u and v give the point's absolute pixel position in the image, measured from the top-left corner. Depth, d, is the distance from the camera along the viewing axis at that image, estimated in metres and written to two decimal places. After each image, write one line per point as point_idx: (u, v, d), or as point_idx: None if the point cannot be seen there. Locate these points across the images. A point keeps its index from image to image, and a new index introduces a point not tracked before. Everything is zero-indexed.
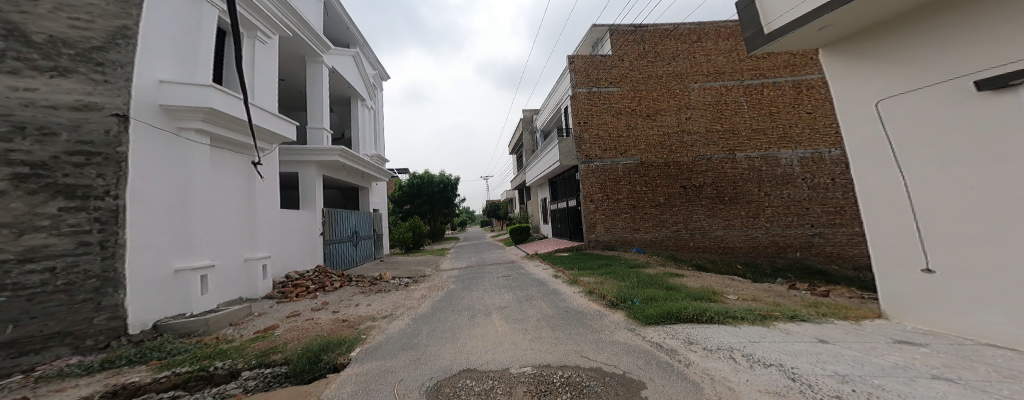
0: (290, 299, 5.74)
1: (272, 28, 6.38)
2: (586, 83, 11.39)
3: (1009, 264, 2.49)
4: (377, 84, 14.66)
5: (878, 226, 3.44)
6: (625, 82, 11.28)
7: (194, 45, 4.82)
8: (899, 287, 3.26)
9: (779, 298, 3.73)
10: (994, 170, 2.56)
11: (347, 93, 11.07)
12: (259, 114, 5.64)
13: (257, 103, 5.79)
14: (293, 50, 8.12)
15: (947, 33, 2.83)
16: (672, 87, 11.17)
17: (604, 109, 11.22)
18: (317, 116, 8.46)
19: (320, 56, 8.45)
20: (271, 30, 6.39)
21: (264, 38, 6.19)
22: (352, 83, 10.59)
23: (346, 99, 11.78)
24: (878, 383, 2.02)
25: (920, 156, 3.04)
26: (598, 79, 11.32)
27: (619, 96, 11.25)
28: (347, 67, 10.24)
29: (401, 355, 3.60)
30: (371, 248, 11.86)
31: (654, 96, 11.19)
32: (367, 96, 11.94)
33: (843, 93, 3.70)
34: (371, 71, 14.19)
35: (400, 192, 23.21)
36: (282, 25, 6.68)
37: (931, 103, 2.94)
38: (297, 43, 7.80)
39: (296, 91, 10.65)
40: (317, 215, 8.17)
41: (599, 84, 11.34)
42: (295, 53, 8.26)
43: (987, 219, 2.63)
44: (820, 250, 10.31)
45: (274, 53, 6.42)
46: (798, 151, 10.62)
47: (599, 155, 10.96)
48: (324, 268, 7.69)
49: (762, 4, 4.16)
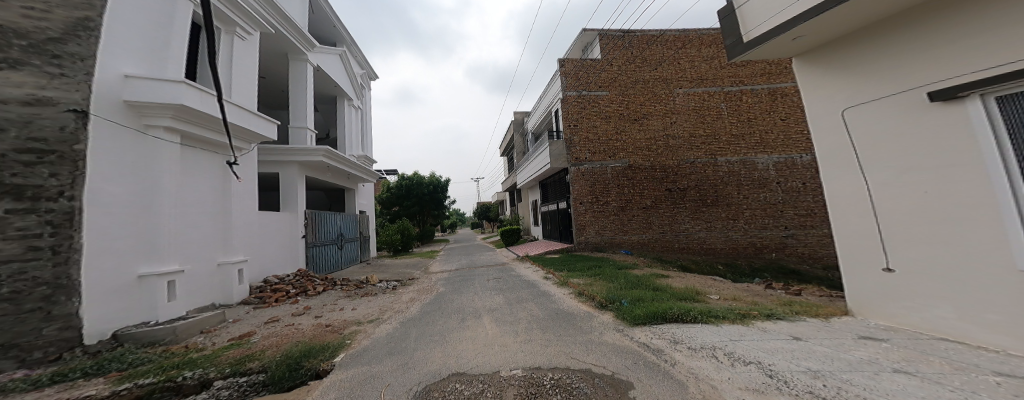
0: (268, 305, 5.49)
1: (253, 24, 6.06)
2: (575, 86, 11.55)
3: (961, 262, 2.75)
4: (364, 83, 14.29)
5: (844, 229, 3.71)
6: (614, 86, 11.54)
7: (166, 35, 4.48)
8: (862, 286, 3.52)
9: (757, 297, 3.94)
10: (947, 176, 2.83)
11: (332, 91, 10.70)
12: (236, 112, 5.35)
13: (233, 99, 5.47)
14: (275, 47, 7.76)
15: (902, 48, 3.11)
16: (659, 92, 11.49)
17: (594, 112, 11.43)
18: (301, 116, 8.09)
19: (305, 54, 8.11)
20: (252, 26, 6.07)
21: (245, 35, 5.88)
22: (339, 81, 10.27)
23: (332, 98, 11.41)
24: (846, 378, 2.19)
25: (880, 162, 3.32)
26: (588, 83, 11.52)
27: (607, 100, 11.49)
28: (333, 64, 9.89)
29: (389, 360, 3.53)
30: (358, 250, 11.54)
31: (642, 101, 11.48)
32: (355, 96, 11.64)
33: (813, 102, 3.97)
34: (358, 71, 13.85)
35: (389, 194, 22.78)
36: (265, 22, 6.36)
37: (893, 113, 3.19)
38: (279, 40, 7.44)
39: (278, 88, 10.20)
40: (299, 217, 7.83)
41: (589, 88, 11.53)
42: (278, 50, 7.90)
43: (938, 222, 2.89)
44: (793, 251, 10.96)
45: (255, 50, 6.12)
46: (773, 157, 11.20)
47: (588, 158, 11.15)
48: (305, 271, 7.42)
49: (743, 16, 4.40)
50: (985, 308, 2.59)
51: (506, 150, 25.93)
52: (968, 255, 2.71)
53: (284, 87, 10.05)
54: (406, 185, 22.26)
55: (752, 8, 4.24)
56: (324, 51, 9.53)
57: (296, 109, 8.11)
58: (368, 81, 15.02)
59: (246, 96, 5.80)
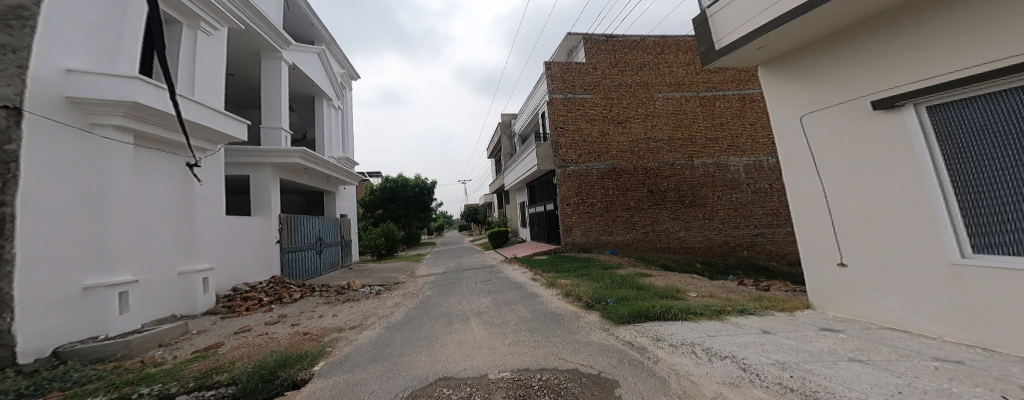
0: (239, 314, 5.14)
1: (221, 19, 5.60)
2: (561, 89, 11.66)
3: (900, 257, 3.11)
4: (345, 83, 13.68)
5: (806, 228, 4.03)
6: (597, 89, 11.75)
7: (117, 30, 4.11)
8: (821, 281, 3.87)
9: (730, 293, 4.22)
10: (890, 178, 3.15)
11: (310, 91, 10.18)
12: (199, 110, 4.94)
13: (196, 96, 5.06)
14: (245, 43, 7.27)
15: (851, 59, 3.43)
16: (640, 95, 11.84)
17: (579, 115, 11.59)
18: (275, 115, 7.64)
19: (279, 51, 7.66)
20: (220, 21, 5.61)
21: (210, 29, 5.41)
22: (317, 81, 9.73)
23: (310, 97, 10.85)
24: (809, 368, 2.47)
25: (835, 166, 3.65)
26: (573, 85, 11.67)
27: (591, 103, 11.70)
28: (310, 63, 9.36)
29: (371, 367, 3.44)
30: (338, 255, 11.10)
31: (624, 104, 11.78)
32: (335, 96, 11.14)
33: (778, 108, 4.30)
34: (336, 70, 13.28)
35: (373, 196, 22.11)
36: (233, 17, 5.90)
37: (844, 120, 3.52)
38: (249, 35, 6.97)
39: (249, 87, 9.56)
40: (274, 222, 7.38)
41: (574, 90, 11.67)
42: (248, 47, 7.41)
43: (884, 220, 3.23)
44: (760, 248, 11.75)
45: (221, 46, 5.67)
46: (743, 159, 11.88)
47: (574, 160, 11.33)
48: (280, 278, 7.03)
49: (715, 24, 4.61)
50: (922, 298, 2.93)
51: (492, 151, 25.84)
52: (907, 251, 3.06)
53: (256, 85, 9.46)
54: (390, 187, 21.68)
55: (724, 17, 4.46)
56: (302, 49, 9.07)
57: (268, 108, 7.64)
58: (349, 80, 14.39)
59: (212, 95, 5.37)
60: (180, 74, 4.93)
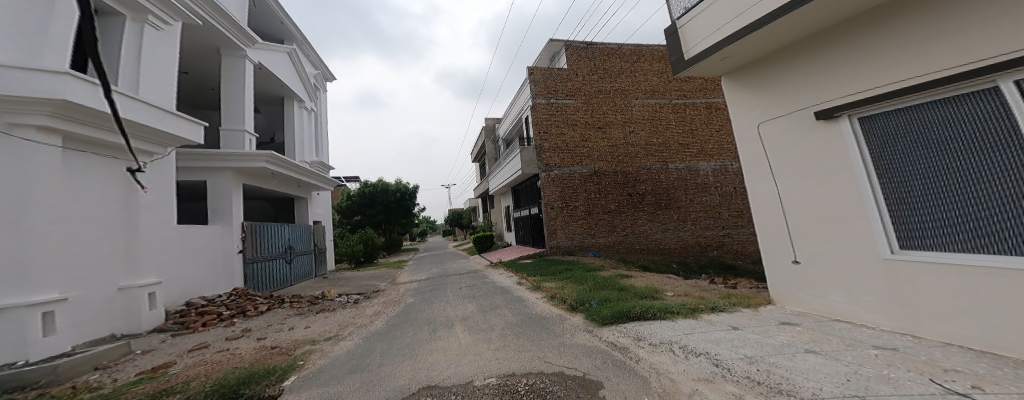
0: (193, 330, 4.67)
1: (174, 14, 5.60)
2: (544, 94, 11.91)
3: (840, 253, 3.53)
4: (317, 84, 14.14)
5: (765, 230, 4.43)
6: (579, 95, 12.06)
7: (46, 24, 3.91)
8: (780, 278, 4.26)
9: (703, 292, 4.52)
10: (831, 181, 3.56)
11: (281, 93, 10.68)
12: (143, 110, 4.64)
13: (143, 95, 4.90)
14: (205, 40, 7.35)
15: (799, 72, 3.82)
16: (618, 101, 12.24)
17: (562, 119, 11.83)
18: (239, 116, 7.71)
19: (243, 50, 7.83)
20: (173, 16, 5.60)
21: (159, 24, 5.35)
22: (287, 82, 10.16)
23: (279, 98, 11.26)
24: (773, 361, 2.74)
25: (786, 170, 4.04)
26: (556, 91, 11.95)
27: (574, 108, 11.97)
28: (276, 62, 9.61)
29: (349, 379, 3.30)
30: (309, 264, 10.47)
31: (604, 110, 12.12)
32: (307, 99, 11.64)
33: (738, 116, 4.67)
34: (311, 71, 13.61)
35: (351, 202, 21.85)
36: (188, 12, 5.91)
37: (794, 129, 3.91)
38: (210, 32, 7.05)
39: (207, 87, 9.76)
40: (235, 230, 6.91)
41: (557, 96, 11.96)
42: (209, 44, 7.50)
43: (825, 220, 3.64)
44: (729, 248, 12.32)
45: (174, 42, 5.63)
46: (711, 163, 12.50)
47: (558, 164, 11.52)
48: (243, 290, 6.51)
49: (684, 33, 4.85)
50: (862, 291, 3.33)
51: (476, 156, 25.68)
52: (845, 247, 3.48)
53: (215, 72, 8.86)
54: (369, 193, 21.31)
55: (692, 28, 4.71)
56: (269, 48, 9.35)
57: (230, 108, 7.67)
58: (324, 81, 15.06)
59: (161, 93, 5.21)
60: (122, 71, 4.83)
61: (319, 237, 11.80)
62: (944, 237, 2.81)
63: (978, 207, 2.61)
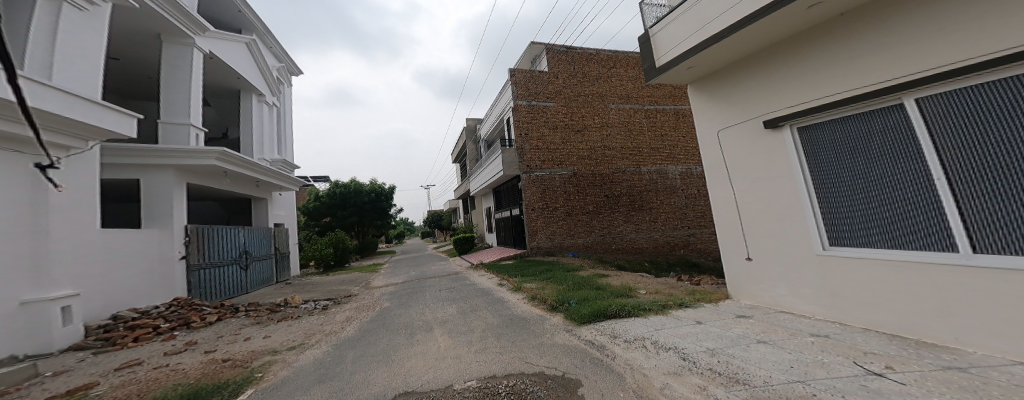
0: (122, 346, 4.07)
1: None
2: (525, 96, 12.01)
3: (781, 250, 3.99)
4: (281, 78, 13.14)
5: (722, 230, 4.85)
6: (559, 98, 12.28)
7: None
8: (734, 274, 4.71)
9: (672, 289, 4.86)
10: (776, 185, 3.98)
11: (238, 86, 9.78)
12: (60, 99, 4.07)
13: (61, 84, 4.29)
14: (144, 26, 6.57)
15: (751, 84, 4.20)
16: (596, 105, 12.57)
17: (542, 122, 11.98)
18: (183, 110, 6.89)
19: (191, 38, 7.08)
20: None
21: (83, 4, 4.66)
22: (245, 75, 9.33)
23: (235, 92, 10.31)
24: (730, 352, 3.04)
25: (739, 174, 4.44)
26: (536, 93, 12.07)
27: (554, 110, 12.18)
28: (231, 52, 8.71)
29: (317, 389, 3.10)
30: (269, 270, 9.62)
31: (582, 113, 12.41)
32: (268, 92, 10.78)
33: (699, 124, 5.00)
34: (273, 63, 12.65)
35: (321, 203, 20.52)
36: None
37: (745, 137, 4.31)
38: (149, 16, 6.32)
39: (143, 74, 8.74)
40: (177, 232, 6.15)
41: (538, 98, 12.08)
42: (148, 30, 6.71)
43: (769, 220, 4.10)
44: (694, 247, 12.95)
45: (103, 26, 4.91)
46: (679, 167, 13.10)
47: (539, 166, 11.67)
48: (186, 300, 5.83)
49: (654, 42, 5.06)
50: (800, 283, 3.79)
51: (456, 157, 25.04)
52: (785, 244, 3.94)
53: (155, 57, 7.84)
54: (341, 193, 20.23)
55: (662, 38, 4.90)
56: (225, 37, 8.50)
57: (174, 100, 6.87)
58: (288, 75, 14.03)
59: (81, 82, 4.55)
60: (33, 51, 4.15)
61: (280, 240, 10.83)
62: (863, 235, 3.30)
63: (891, 208, 3.08)
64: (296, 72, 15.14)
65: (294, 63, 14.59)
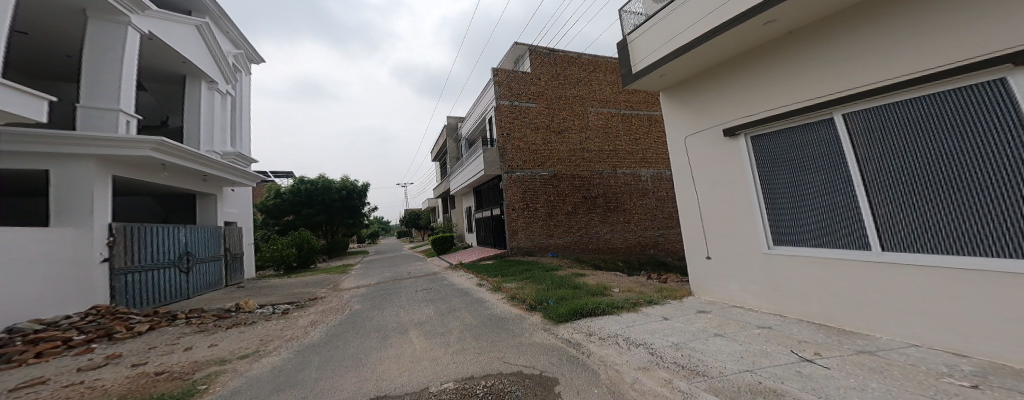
0: (21, 363, 3.39)
1: None
2: (508, 96, 11.90)
3: (735, 250, 4.36)
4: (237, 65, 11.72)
5: (687, 232, 5.19)
6: (542, 99, 12.33)
7: None
8: (696, 272, 5.07)
9: (642, 287, 5.14)
10: (733, 190, 4.30)
11: (185, 72, 8.54)
12: None
13: None
14: None
15: (716, 92, 4.43)
16: (576, 108, 12.75)
17: (524, 122, 11.98)
18: (114, 94, 5.90)
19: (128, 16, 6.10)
20: None
21: None
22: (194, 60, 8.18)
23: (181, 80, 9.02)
24: (692, 345, 3.30)
25: (701, 178, 4.74)
26: (519, 93, 12.02)
27: (536, 112, 12.20)
28: (179, 33, 7.58)
29: (275, 398, 2.84)
30: (216, 273, 8.60)
31: (563, 115, 12.56)
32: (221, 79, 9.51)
33: (670, 129, 5.23)
34: (228, 48, 11.28)
35: (283, 200, 18.78)
36: None
37: (708, 142, 4.59)
38: None
39: (63, 53, 7.45)
40: (89, 227, 5.21)
41: (520, 98, 12.05)
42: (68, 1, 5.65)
43: (725, 223, 4.46)
44: (662, 247, 13.63)
45: None
46: (651, 171, 13.70)
47: (520, 166, 11.66)
48: (106, 309, 5.00)
49: (631, 49, 5.17)
50: (749, 280, 4.19)
51: (435, 155, 24.12)
52: (738, 245, 4.32)
53: (74, 32, 6.63)
54: (306, 190, 18.69)
55: (639, 45, 5.00)
56: (172, 18, 7.31)
57: (99, 81, 5.82)
58: (246, 62, 12.60)
59: None
60: None
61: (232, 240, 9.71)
62: (800, 236, 3.68)
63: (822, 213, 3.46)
64: (256, 57, 13.62)
65: (254, 53, 13.14)
